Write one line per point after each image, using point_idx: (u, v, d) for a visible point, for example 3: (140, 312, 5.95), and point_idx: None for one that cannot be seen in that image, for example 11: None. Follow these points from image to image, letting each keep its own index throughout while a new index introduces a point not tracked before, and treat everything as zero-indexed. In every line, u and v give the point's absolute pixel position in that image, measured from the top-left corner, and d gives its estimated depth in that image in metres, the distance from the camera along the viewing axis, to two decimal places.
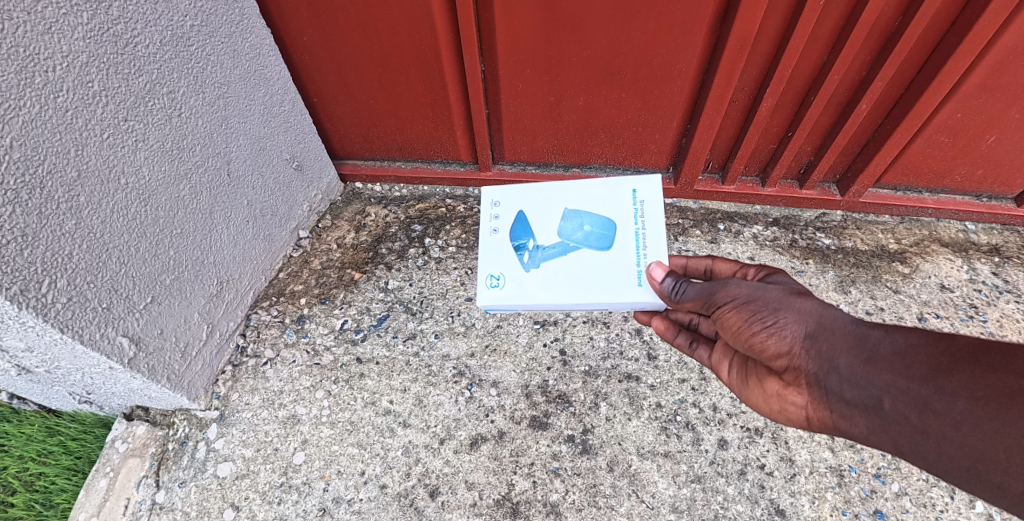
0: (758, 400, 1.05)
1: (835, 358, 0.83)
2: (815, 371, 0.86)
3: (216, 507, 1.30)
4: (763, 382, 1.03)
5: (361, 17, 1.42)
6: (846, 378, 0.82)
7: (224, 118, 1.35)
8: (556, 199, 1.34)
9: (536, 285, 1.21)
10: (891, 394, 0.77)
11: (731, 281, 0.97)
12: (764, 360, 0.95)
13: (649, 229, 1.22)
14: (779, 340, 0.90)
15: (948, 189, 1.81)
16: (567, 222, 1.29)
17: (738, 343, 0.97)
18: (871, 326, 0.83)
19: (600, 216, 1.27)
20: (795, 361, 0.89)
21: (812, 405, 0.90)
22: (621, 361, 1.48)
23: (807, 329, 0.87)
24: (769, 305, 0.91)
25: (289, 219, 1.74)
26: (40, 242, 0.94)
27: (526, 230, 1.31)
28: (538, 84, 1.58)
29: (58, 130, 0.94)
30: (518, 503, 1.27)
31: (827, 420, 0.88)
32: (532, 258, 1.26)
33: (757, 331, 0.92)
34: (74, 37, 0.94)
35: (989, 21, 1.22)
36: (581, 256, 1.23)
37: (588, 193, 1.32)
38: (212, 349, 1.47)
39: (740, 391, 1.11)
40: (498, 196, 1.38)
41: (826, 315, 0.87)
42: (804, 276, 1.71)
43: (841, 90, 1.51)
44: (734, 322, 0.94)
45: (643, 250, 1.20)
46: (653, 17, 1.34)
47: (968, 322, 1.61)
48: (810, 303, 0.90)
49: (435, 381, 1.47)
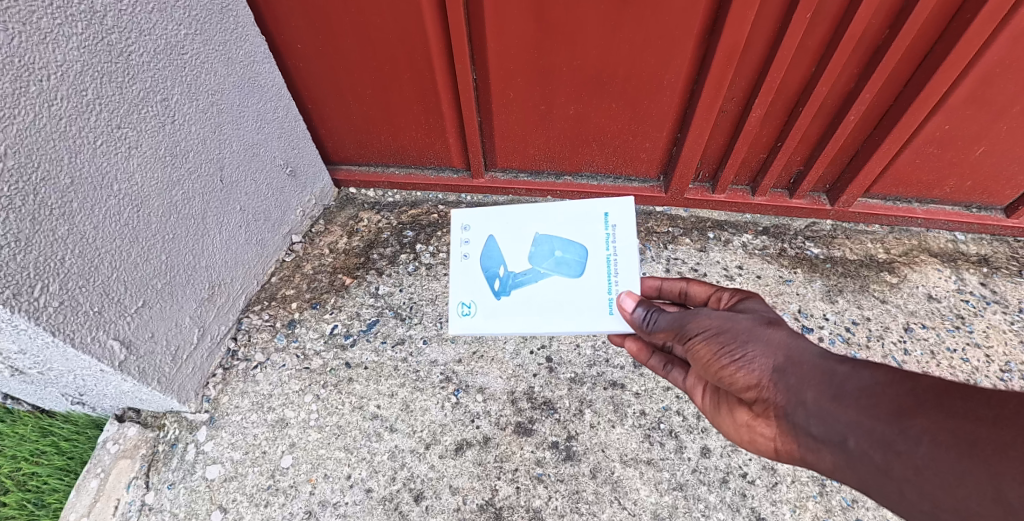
0: (728, 428, 1.02)
1: (803, 392, 0.81)
2: (783, 404, 0.83)
3: (204, 508, 1.32)
4: (733, 411, 1.00)
5: (355, 27, 1.44)
6: (813, 412, 0.79)
7: (217, 124, 1.37)
8: (526, 224, 1.39)
9: (506, 314, 1.30)
10: (856, 431, 0.73)
11: (701, 311, 0.98)
12: (734, 391, 0.93)
13: (621, 255, 1.27)
14: (748, 373, 0.89)
15: (937, 199, 1.82)
16: (539, 247, 1.35)
17: (709, 375, 0.97)
18: (839, 362, 0.80)
19: (572, 243, 1.32)
20: (764, 393, 0.87)
21: (781, 438, 0.87)
22: (607, 369, 1.49)
23: (776, 363, 0.86)
24: (738, 338, 0.91)
25: (282, 224, 1.76)
26: (33, 248, 0.96)
27: (497, 256, 1.37)
28: (529, 93, 1.60)
29: (52, 137, 0.96)
30: (501, 508, 1.29)
31: (795, 453, 0.86)
32: (503, 285, 1.33)
33: (726, 364, 0.91)
34: (68, 46, 0.96)
35: (975, 35, 1.23)
36: (552, 283, 1.30)
37: (558, 217, 1.38)
38: (203, 353, 1.49)
39: (712, 417, 1.09)
40: (468, 220, 1.41)
41: (795, 348, 0.86)
42: (792, 284, 1.72)
43: (830, 101, 1.52)
44: (705, 354, 0.94)
45: (615, 277, 1.26)
46: (640, 30, 1.36)
47: (954, 333, 1.62)
48: (780, 332, 0.89)
49: (422, 386, 1.48)
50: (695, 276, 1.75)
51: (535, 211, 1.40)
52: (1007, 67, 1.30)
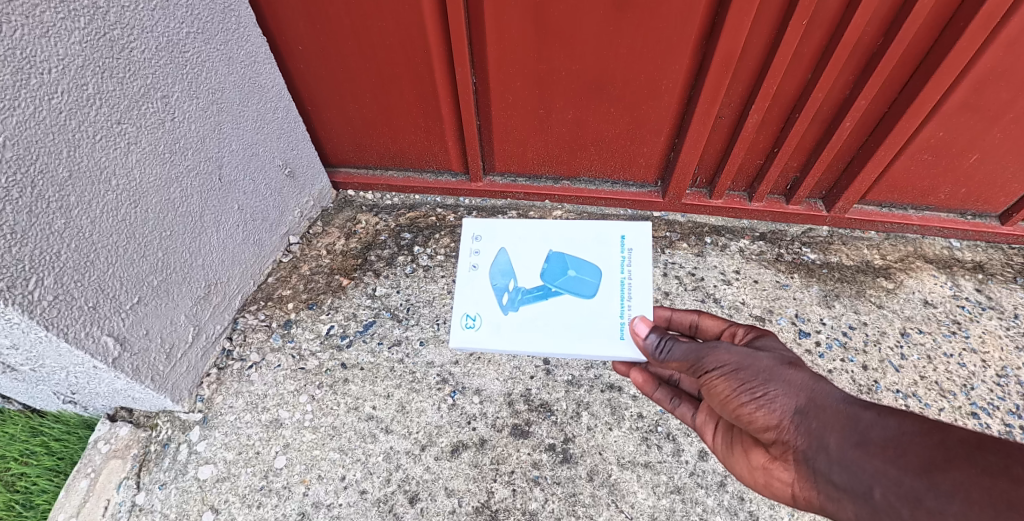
0: (743, 470, 1.05)
1: (825, 437, 0.83)
2: (804, 448, 0.85)
3: (195, 509, 1.31)
4: (748, 452, 1.03)
5: (356, 28, 1.45)
6: (835, 460, 0.81)
7: (217, 123, 1.38)
8: (536, 238, 1.43)
9: (510, 328, 1.29)
10: (882, 483, 0.74)
11: (720, 346, 1.00)
12: (750, 430, 0.96)
13: (635, 279, 1.30)
14: (768, 413, 0.91)
15: (932, 206, 1.83)
16: (551, 264, 1.37)
17: (725, 411, 0.99)
18: (863, 407, 0.82)
19: (585, 263, 1.35)
20: (783, 435, 0.89)
21: (799, 483, 0.89)
22: (604, 371, 1.48)
23: (797, 404, 0.88)
24: (758, 376, 0.93)
25: (279, 225, 1.75)
26: (29, 241, 0.96)
27: (506, 270, 1.38)
28: (529, 97, 1.61)
29: (51, 130, 0.96)
30: (496, 510, 1.27)
31: (813, 500, 0.87)
32: (511, 300, 1.33)
33: (745, 402, 0.93)
34: (71, 41, 0.96)
35: (969, 42, 1.24)
36: (562, 302, 1.31)
37: (572, 237, 1.40)
38: (198, 352, 1.48)
39: (724, 457, 1.10)
40: (480, 230, 1.44)
41: (817, 390, 0.88)
42: (789, 289, 1.73)
43: (826, 107, 1.54)
44: (723, 390, 0.96)
45: (627, 301, 1.28)
46: (639, 37, 1.38)
47: (951, 338, 1.62)
48: (801, 374, 0.91)
49: (418, 387, 1.48)
50: (693, 280, 1.75)
51: (543, 230, 1.43)
52: (1002, 73, 1.32)
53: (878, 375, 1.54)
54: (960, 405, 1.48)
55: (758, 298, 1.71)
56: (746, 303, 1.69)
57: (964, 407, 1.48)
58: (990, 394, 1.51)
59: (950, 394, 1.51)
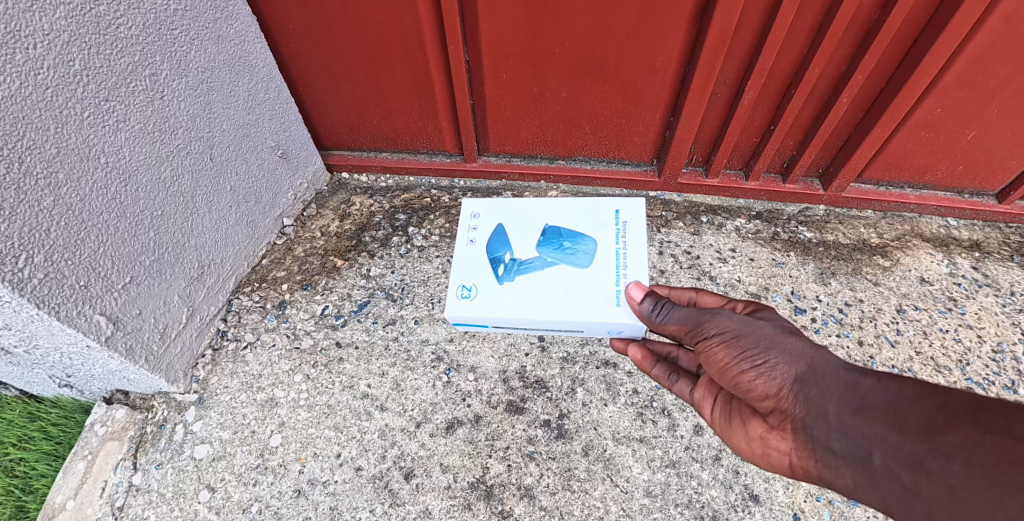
0: (740, 441, 1.05)
1: (824, 404, 0.84)
2: (802, 416, 0.86)
3: (192, 488, 1.31)
4: (746, 424, 1.03)
5: (345, 5, 1.43)
6: (834, 426, 0.82)
7: (207, 103, 1.36)
8: (534, 214, 1.44)
9: (504, 298, 1.29)
10: (882, 448, 0.75)
11: (721, 313, 1.00)
12: (749, 399, 0.97)
13: (630, 249, 1.31)
14: (768, 380, 0.91)
15: (930, 184, 1.82)
16: (548, 238, 1.38)
17: (724, 380, 0.99)
18: (863, 374, 0.83)
19: (581, 236, 1.36)
20: (782, 402, 0.90)
21: (797, 452, 0.90)
22: (599, 348, 1.48)
23: (797, 372, 0.89)
24: (759, 343, 0.93)
25: (273, 207, 1.75)
26: (18, 218, 0.95)
27: (504, 243, 1.39)
28: (523, 75, 1.59)
29: (38, 106, 0.96)
30: (492, 485, 1.28)
31: (811, 468, 0.88)
32: (507, 271, 1.33)
33: (745, 370, 0.94)
34: (55, 16, 0.95)
35: (966, 15, 1.23)
36: (558, 272, 1.31)
37: (567, 214, 1.43)
38: (192, 333, 1.48)
39: (722, 430, 1.11)
40: (478, 209, 1.47)
41: (817, 358, 0.89)
42: (785, 267, 1.72)
43: (822, 84, 1.52)
44: (722, 357, 0.97)
45: (623, 270, 1.28)
46: (634, 12, 1.36)
47: (947, 315, 1.62)
48: (802, 343, 0.92)
49: (413, 366, 1.48)
50: (688, 258, 1.75)
51: (542, 206, 1.46)
52: (999, 48, 1.31)
53: (873, 351, 1.54)
54: (954, 380, 1.49)
55: (753, 276, 1.70)
56: (741, 280, 1.69)
57: (959, 382, 1.48)
58: (985, 369, 1.51)
59: (946, 370, 1.51)
